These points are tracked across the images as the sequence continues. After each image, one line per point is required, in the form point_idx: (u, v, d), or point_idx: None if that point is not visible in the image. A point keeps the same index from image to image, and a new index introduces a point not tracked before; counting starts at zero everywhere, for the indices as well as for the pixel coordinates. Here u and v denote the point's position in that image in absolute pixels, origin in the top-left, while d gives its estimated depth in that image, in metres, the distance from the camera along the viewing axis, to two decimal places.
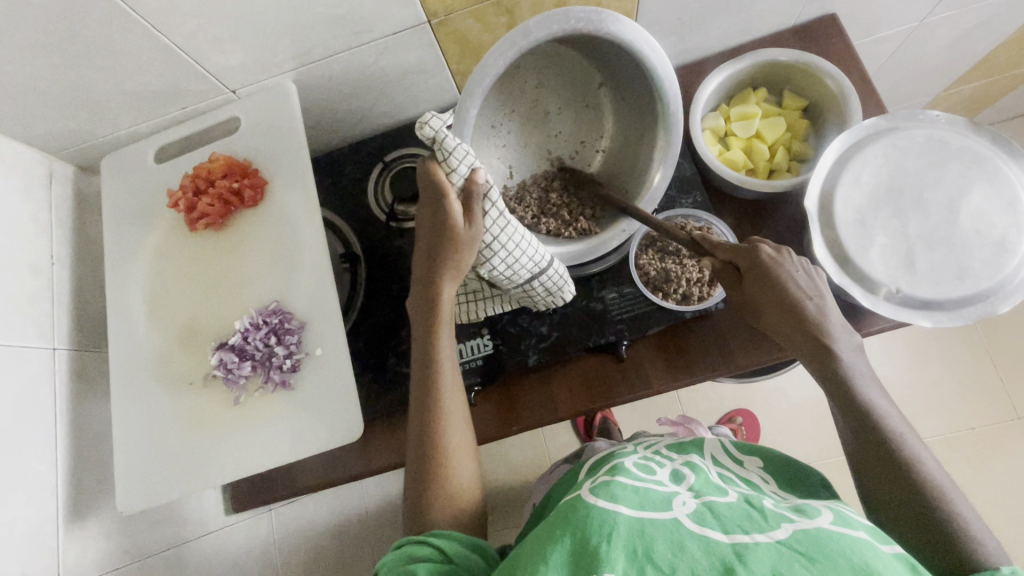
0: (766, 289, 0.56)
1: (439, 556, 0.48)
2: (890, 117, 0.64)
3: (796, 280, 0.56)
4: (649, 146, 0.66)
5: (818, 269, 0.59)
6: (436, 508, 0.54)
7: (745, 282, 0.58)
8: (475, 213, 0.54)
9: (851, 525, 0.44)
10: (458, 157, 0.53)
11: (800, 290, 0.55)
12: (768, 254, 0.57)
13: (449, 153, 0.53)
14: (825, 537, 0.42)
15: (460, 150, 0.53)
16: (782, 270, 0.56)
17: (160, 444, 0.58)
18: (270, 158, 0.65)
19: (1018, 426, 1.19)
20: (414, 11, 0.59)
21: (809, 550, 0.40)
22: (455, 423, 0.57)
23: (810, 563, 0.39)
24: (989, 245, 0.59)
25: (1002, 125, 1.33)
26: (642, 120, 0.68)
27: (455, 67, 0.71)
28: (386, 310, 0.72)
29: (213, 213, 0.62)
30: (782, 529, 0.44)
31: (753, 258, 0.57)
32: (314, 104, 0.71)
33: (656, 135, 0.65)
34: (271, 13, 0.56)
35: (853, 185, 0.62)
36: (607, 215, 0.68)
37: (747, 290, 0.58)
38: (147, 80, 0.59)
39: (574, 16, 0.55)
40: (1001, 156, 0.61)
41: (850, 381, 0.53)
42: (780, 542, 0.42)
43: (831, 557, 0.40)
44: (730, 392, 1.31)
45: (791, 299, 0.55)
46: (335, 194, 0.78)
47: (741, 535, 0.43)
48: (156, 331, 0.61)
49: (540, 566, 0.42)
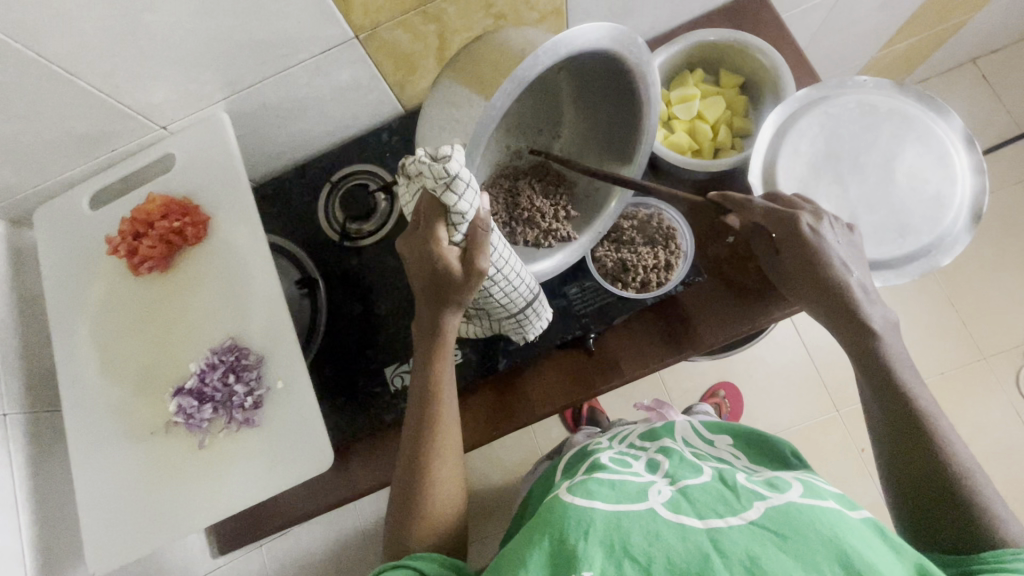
0: (800, 258, 0.56)
1: None
2: (822, 86, 0.65)
3: (834, 250, 0.55)
4: (621, 153, 0.64)
5: (853, 228, 0.59)
6: (416, 528, 0.56)
7: (782, 248, 0.58)
8: (476, 261, 0.49)
9: (820, 495, 0.46)
10: (465, 199, 0.45)
11: (838, 259, 0.55)
12: (806, 222, 0.56)
13: (455, 194, 0.44)
14: (795, 511, 0.43)
15: (468, 191, 0.45)
16: (818, 238, 0.56)
17: (126, 499, 0.56)
18: (211, 192, 0.64)
19: (984, 366, 1.24)
20: (339, 28, 0.58)
21: (781, 527, 0.41)
22: (449, 444, 0.58)
23: (782, 541, 0.40)
24: (926, 201, 0.61)
25: (938, 79, 1.37)
26: (611, 122, 0.63)
27: (392, 80, 0.70)
28: (350, 332, 0.72)
29: (155, 255, 0.60)
30: (755, 508, 0.44)
31: (791, 226, 0.56)
32: (252, 131, 0.69)
33: (629, 141, 0.63)
34: (190, 43, 0.54)
35: (793, 156, 0.63)
36: (581, 214, 0.67)
37: (784, 258, 0.58)
38: (70, 125, 0.57)
39: (580, 36, 0.47)
40: (928, 113, 0.63)
41: (866, 334, 0.55)
42: (753, 523, 0.42)
43: (802, 532, 0.41)
44: (711, 368, 1.33)
45: (828, 265, 0.55)
46: (287, 220, 0.76)
47: (715, 520, 0.44)
48: (111, 382, 0.59)
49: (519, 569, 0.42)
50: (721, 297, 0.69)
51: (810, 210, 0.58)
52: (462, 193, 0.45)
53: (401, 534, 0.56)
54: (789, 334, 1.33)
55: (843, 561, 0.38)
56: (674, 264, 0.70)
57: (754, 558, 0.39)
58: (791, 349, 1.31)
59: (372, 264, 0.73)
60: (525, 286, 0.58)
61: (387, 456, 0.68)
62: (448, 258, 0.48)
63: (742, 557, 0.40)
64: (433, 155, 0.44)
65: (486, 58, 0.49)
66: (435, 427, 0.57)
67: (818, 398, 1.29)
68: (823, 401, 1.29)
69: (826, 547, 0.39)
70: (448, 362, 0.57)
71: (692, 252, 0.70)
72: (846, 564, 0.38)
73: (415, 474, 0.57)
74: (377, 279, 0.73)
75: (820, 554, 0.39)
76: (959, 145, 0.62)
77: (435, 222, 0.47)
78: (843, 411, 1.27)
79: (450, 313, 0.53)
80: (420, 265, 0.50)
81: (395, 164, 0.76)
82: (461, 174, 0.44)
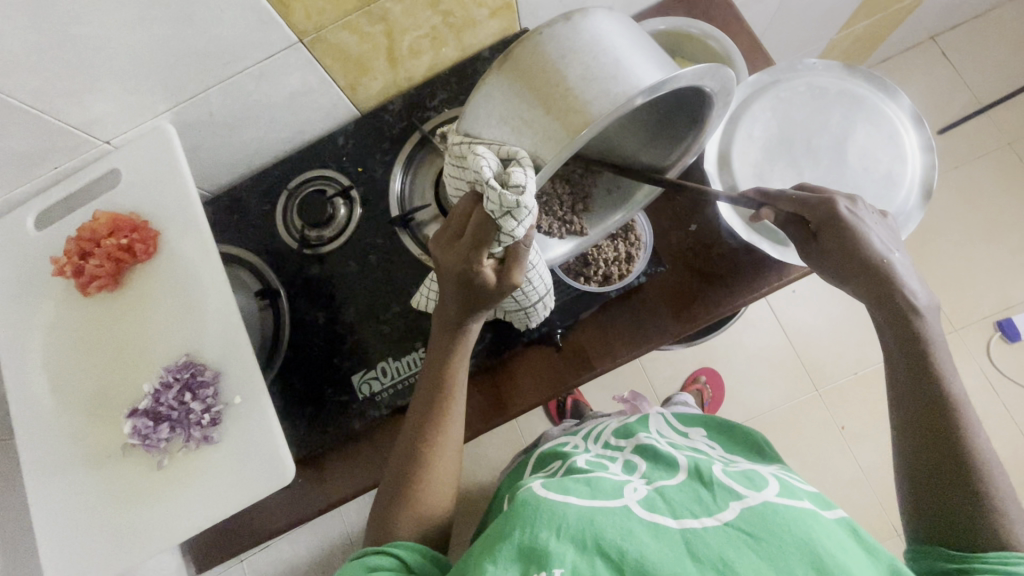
0: (840, 243, 0.53)
1: (398, 565, 0.52)
2: (773, 70, 0.65)
3: (874, 233, 0.54)
4: (663, 153, 0.58)
5: (889, 217, 0.57)
6: (402, 519, 0.56)
7: (816, 234, 0.55)
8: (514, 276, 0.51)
9: (796, 495, 0.46)
10: (523, 225, 0.45)
11: (878, 242, 0.53)
12: (844, 207, 0.54)
13: (515, 222, 0.44)
14: (769, 511, 0.43)
15: (527, 217, 0.45)
16: (859, 221, 0.54)
17: (89, 523, 0.55)
18: (160, 207, 0.62)
19: (954, 338, 1.27)
20: (281, 33, 0.57)
21: (756, 529, 0.42)
22: (452, 443, 0.59)
23: (755, 543, 0.41)
24: (878, 180, 0.62)
25: (899, 58, 1.39)
26: (667, 124, 0.56)
27: (343, 83, 0.68)
28: (315, 341, 0.71)
29: (104, 274, 0.59)
30: (730, 508, 0.44)
31: (828, 212, 0.54)
32: (202, 141, 0.68)
33: (672, 146, 0.57)
34: (123, 54, 0.52)
35: (747, 142, 0.64)
36: (600, 206, 0.64)
37: (822, 245, 0.55)
38: (5, 145, 0.55)
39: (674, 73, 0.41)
40: (876, 94, 0.64)
41: None
42: (728, 525, 0.43)
43: (776, 534, 0.41)
44: (691, 354, 1.33)
45: (869, 249, 0.53)
46: (245, 229, 0.74)
47: (690, 520, 0.44)
48: (66, 407, 0.57)
49: (488, 564, 0.41)
50: (686, 286, 0.69)
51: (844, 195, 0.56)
52: (520, 222, 0.45)
53: (382, 531, 0.56)
54: (767, 317, 1.34)
55: (816, 565, 0.38)
56: (635, 256, 0.70)
57: (727, 560, 0.40)
58: (768, 332, 1.32)
59: (335, 270, 0.72)
60: (540, 284, 0.58)
61: (361, 464, 0.69)
62: (487, 273, 0.50)
63: (715, 559, 0.40)
64: (505, 177, 0.43)
65: (566, 68, 0.43)
66: (445, 419, 0.58)
67: (798, 379, 1.30)
68: (802, 382, 1.30)
69: (800, 550, 0.40)
70: (463, 362, 0.59)
71: (650, 243, 0.70)
72: (819, 568, 0.38)
73: (403, 476, 0.57)
74: (340, 287, 0.72)
75: (793, 557, 0.39)
76: (909, 125, 0.63)
77: (484, 241, 0.47)
78: (822, 390, 1.29)
79: (475, 318, 0.55)
80: (452, 277, 0.51)
81: (352, 168, 0.74)
82: (527, 206, 0.43)
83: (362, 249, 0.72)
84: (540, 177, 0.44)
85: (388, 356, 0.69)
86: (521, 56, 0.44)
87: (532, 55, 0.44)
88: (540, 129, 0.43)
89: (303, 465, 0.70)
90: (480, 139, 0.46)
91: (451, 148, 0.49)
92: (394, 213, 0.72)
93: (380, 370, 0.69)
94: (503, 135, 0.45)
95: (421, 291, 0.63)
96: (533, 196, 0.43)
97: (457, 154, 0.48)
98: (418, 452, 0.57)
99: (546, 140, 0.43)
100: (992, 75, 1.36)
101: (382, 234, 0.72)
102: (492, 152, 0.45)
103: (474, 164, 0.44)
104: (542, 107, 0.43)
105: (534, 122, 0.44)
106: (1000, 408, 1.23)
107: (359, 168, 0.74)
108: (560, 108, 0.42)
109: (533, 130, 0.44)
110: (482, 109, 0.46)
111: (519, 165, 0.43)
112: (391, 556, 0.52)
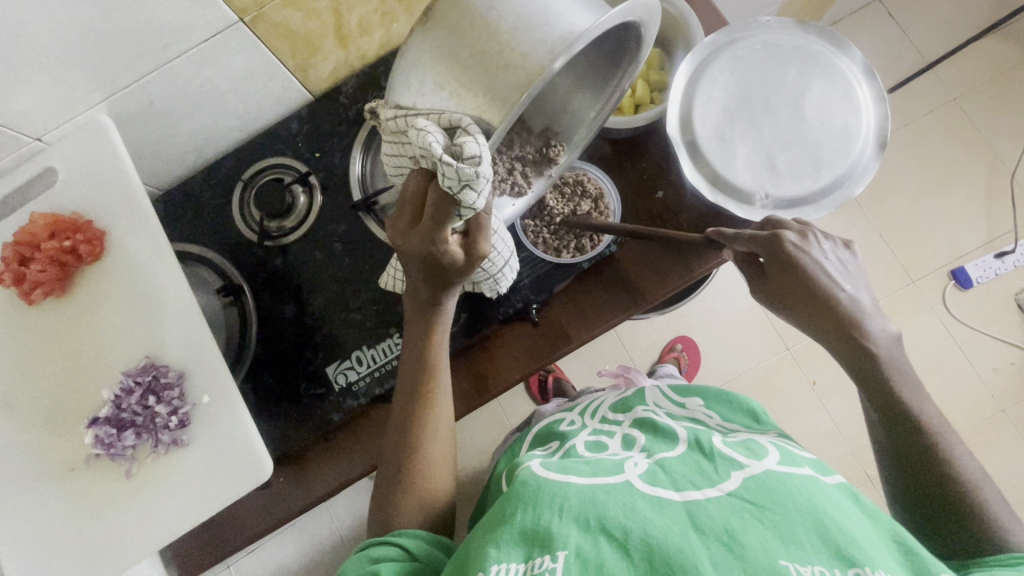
0: (791, 280, 0.53)
1: (404, 555, 0.51)
2: (728, 30, 0.65)
3: (823, 267, 0.52)
4: (589, 99, 0.56)
5: (851, 244, 0.56)
6: (403, 509, 0.55)
7: (765, 268, 0.54)
8: (479, 247, 0.48)
9: (796, 461, 0.48)
10: (480, 195, 0.43)
11: (825, 277, 0.52)
12: (792, 241, 0.53)
13: (469, 194, 0.42)
14: (772, 480, 0.44)
15: (483, 186, 0.42)
16: (806, 257, 0.52)
17: (61, 540, 0.53)
18: (103, 206, 0.59)
19: (914, 290, 1.32)
20: (219, 12, 0.53)
21: (759, 498, 0.42)
22: (438, 437, 0.57)
23: (760, 512, 0.41)
24: (836, 134, 0.63)
25: (849, 20, 1.41)
26: (597, 67, 0.54)
27: (292, 64, 0.65)
28: (285, 337, 0.68)
29: (48, 280, 0.55)
30: (732, 478, 0.45)
31: (775, 249, 0.53)
32: (144, 133, 0.64)
33: (601, 90, 0.55)
34: (47, 41, 0.48)
35: (707, 104, 0.64)
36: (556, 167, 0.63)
37: (771, 281, 0.54)
38: None
39: (602, 23, 0.41)
40: (829, 49, 0.65)
41: None
42: (730, 494, 0.43)
43: (780, 502, 0.42)
44: (667, 325, 1.35)
45: (817, 287, 0.52)
46: (197, 226, 0.71)
47: (693, 492, 0.45)
48: (20, 426, 0.54)
49: (491, 548, 0.41)
50: (657, 254, 0.70)
51: (796, 227, 0.54)
52: (480, 193, 0.42)
53: (384, 519, 0.56)
54: (737, 283, 1.36)
55: (821, 532, 0.39)
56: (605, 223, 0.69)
57: (732, 532, 0.40)
58: (739, 296, 1.35)
59: (298, 262, 0.70)
60: (503, 246, 0.58)
61: (341, 456, 0.68)
62: (452, 250, 0.47)
63: (720, 531, 0.40)
64: (455, 149, 0.41)
65: (497, 18, 0.41)
66: (429, 405, 0.57)
67: (770, 340, 1.33)
68: (774, 343, 1.33)
69: (804, 518, 0.40)
70: (446, 335, 0.58)
71: (619, 210, 0.69)
72: (824, 535, 0.39)
73: (403, 472, 0.56)
74: (306, 279, 0.70)
75: (798, 524, 0.40)
76: (862, 77, 0.64)
77: (445, 219, 0.44)
78: (794, 349, 1.33)
79: (449, 294, 0.53)
80: (419, 260, 0.48)
81: (310, 155, 0.72)
82: (482, 175, 0.41)
83: (325, 237, 0.70)
84: (492, 142, 0.43)
85: (363, 345, 0.68)
86: (444, 13, 0.43)
87: (454, 9, 0.42)
88: (481, 90, 0.42)
89: (284, 462, 0.69)
90: (417, 109, 0.44)
91: (385, 123, 0.45)
92: (358, 196, 0.70)
93: (355, 360, 0.67)
94: (441, 102, 0.43)
95: (388, 272, 0.62)
96: (490, 164, 0.41)
97: (394, 129, 0.45)
98: (413, 446, 0.56)
99: (490, 103, 0.42)
100: (936, 32, 1.39)
101: (346, 221, 0.70)
102: (433, 123, 0.42)
103: (419, 139, 0.41)
104: (478, 67, 0.42)
105: (473, 84, 0.42)
106: (959, 352, 1.30)
107: (316, 154, 0.72)
108: (496, 63, 0.41)
109: (473, 92, 0.42)
110: (412, 76, 0.44)
111: (468, 134, 0.41)
112: (395, 545, 0.52)
